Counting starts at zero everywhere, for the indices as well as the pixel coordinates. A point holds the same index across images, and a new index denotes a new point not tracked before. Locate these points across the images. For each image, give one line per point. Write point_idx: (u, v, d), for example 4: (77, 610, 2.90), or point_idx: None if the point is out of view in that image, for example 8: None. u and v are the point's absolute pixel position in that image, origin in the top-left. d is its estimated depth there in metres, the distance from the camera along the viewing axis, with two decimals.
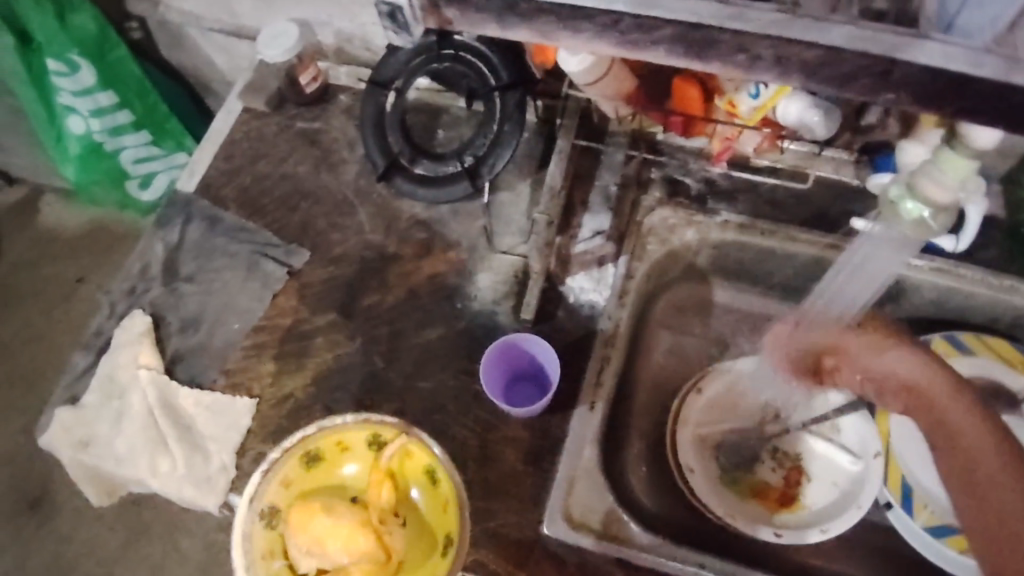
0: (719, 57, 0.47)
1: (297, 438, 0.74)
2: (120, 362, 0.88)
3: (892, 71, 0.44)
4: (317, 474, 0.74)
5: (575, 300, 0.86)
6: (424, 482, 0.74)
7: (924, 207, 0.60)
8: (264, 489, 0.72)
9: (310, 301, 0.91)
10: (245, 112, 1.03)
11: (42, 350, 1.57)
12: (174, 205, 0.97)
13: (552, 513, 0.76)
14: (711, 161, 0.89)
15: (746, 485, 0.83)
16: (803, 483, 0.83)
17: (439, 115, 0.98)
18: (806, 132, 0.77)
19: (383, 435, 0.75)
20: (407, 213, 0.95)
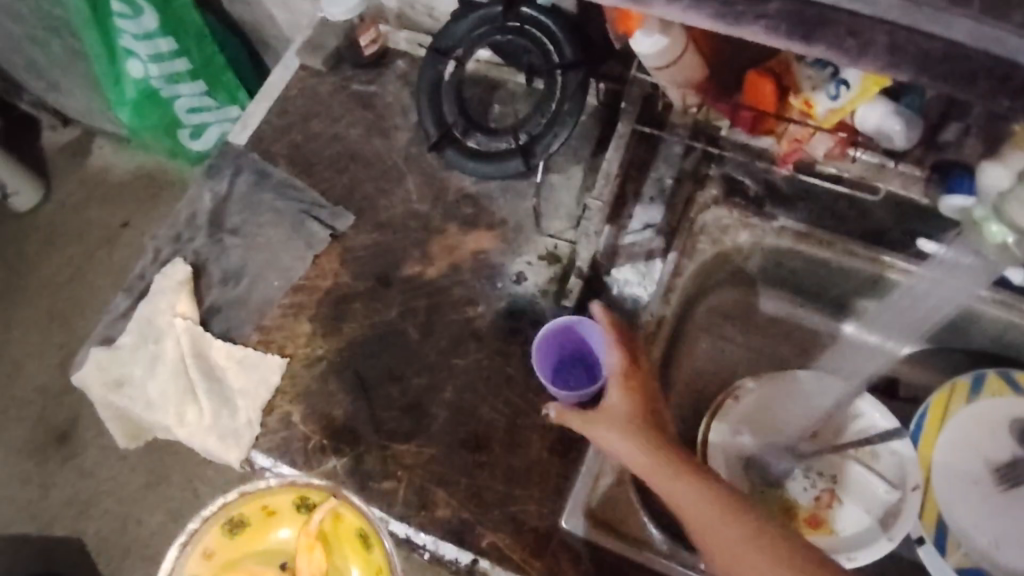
0: (826, 42, 0.40)
1: (217, 506, 0.72)
2: (157, 307, 0.88)
3: (1013, 77, 0.39)
4: (243, 540, 0.73)
5: (618, 293, 0.83)
6: (358, 548, 0.72)
7: (1005, 230, 0.62)
8: (184, 561, 0.71)
9: (352, 266, 0.90)
10: (302, 70, 1.02)
11: (84, 289, 1.59)
12: (225, 156, 0.97)
13: (571, 506, 0.75)
14: (776, 164, 0.83)
15: (775, 501, 0.79)
16: (834, 506, 0.78)
17: (495, 88, 0.96)
18: (884, 141, 0.75)
19: (311, 499, 0.73)
20: (456, 186, 0.93)
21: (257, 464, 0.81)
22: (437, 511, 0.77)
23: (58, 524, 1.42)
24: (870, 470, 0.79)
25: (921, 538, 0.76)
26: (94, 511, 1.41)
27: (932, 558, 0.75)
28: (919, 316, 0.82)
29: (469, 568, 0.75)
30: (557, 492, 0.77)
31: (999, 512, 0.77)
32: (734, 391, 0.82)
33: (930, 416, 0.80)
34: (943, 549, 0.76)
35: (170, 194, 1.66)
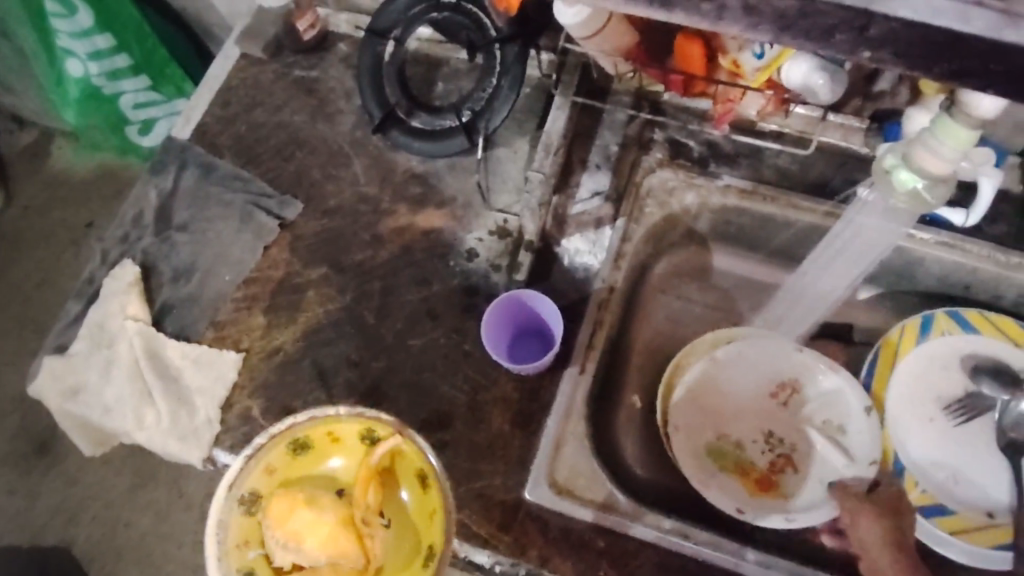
0: (682, 7, 0.45)
1: (285, 425, 0.70)
2: (109, 311, 0.88)
3: (870, 27, 0.42)
4: (304, 462, 0.70)
5: (569, 262, 0.83)
6: (416, 486, 0.70)
7: (919, 178, 0.57)
8: (246, 474, 0.68)
9: (303, 254, 0.89)
10: (242, 59, 1.01)
11: (52, 297, 1.57)
12: (170, 151, 0.96)
13: (535, 474, 0.75)
14: (712, 125, 0.86)
15: (728, 457, 0.79)
16: (788, 472, 0.78)
17: (438, 66, 0.95)
18: (811, 97, 0.72)
19: (377, 433, 0.70)
20: (403, 166, 0.92)
21: (219, 462, 0.81)
22: None
23: (48, 530, 1.41)
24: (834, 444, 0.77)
25: None
26: (81, 517, 1.41)
27: None
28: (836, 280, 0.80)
29: None
30: (520, 466, 0.77)
31: (956, 444, 0.79)
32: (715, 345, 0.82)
33: (881, 357, 0.81)
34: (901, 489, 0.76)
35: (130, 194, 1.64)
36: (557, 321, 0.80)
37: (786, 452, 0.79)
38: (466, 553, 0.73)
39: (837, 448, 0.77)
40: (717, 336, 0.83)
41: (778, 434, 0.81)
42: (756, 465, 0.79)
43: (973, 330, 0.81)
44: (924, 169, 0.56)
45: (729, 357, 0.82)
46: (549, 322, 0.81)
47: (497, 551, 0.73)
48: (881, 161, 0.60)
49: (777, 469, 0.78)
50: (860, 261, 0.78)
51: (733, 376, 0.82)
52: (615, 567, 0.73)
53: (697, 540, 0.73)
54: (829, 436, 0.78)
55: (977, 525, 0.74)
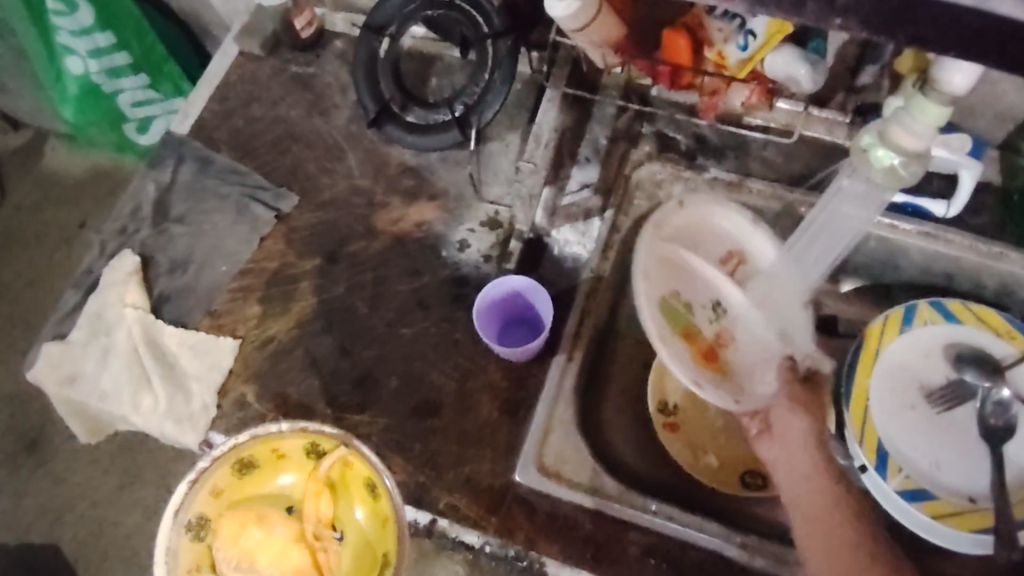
0: None
1: (229, 445, 0.71)
2: (108, 300, 0.89)
3: None
4: (251, 482, 0.72)
5: (559, 252, 0.86)
6: (366, 498, 0.71)
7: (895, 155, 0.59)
8: (192, 499, 0.70)
9: (297, 245, 0.91)
10: (240, 55, 1.03)
11: (45, 295, 1.57)
12: (167, 145, 0.98)
13: (524, 457, 0.77)
14: (698, 115, 0.88)
15: (682, 320, 0.77)
16: (730, 345, 0.80)
17: (432, 63, 0.97)
18: (794, 87, 0.76)
19: (323, 445, 0.72)
20: (397, 160, 0.94)
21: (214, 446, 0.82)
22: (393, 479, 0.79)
23: (34, 530, 1.38)
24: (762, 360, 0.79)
25: (864, 466, 0.77)
26: (66, 518, 1.38)
27: (877, 484, 0.77)
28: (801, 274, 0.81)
29: (428, 529, 0.76)
30: (508, 452, 0.79)
31: (938, 431, 0.80)
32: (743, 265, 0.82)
33: (865, 347, 0.82)
34: (885, 473, 0.77)
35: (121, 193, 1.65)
36: (547, 306, 0.82)
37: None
38: (456, 534, 0.75)
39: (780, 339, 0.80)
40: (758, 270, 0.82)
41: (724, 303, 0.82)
42: (729, 452, 0.83)
43: (956, 321, 0.83)
44: (899, 145, 0.58)
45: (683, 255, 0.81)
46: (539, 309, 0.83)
47: (486, 532, 0.75)
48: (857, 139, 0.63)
49: (744, 458, 0.83)
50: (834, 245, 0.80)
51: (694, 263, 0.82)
52: (601, 549, 0.74)
53: (682, 522, 0.75)
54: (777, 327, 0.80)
55: (962, 509, 0.76)
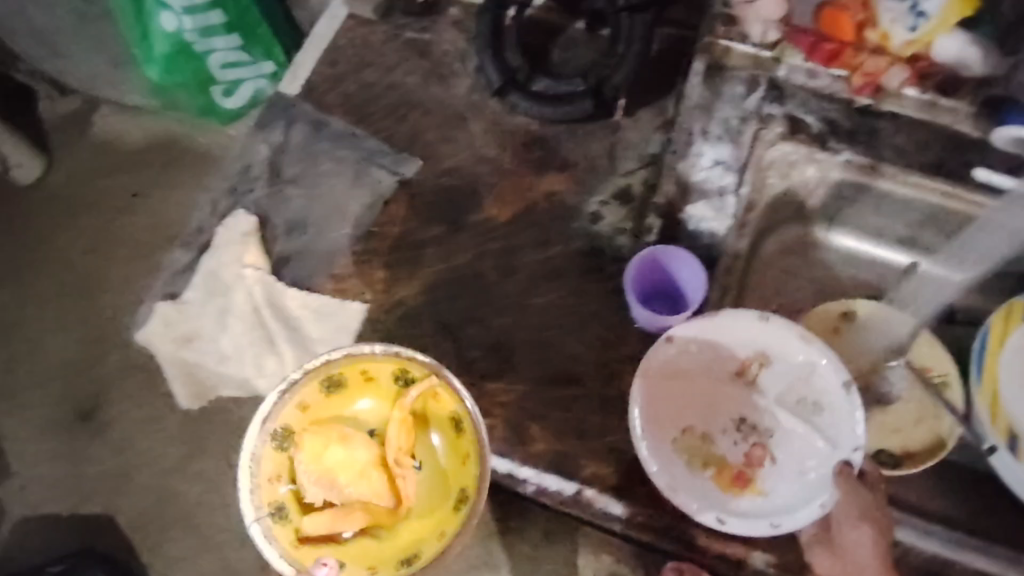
0: None
1: (320, 363, 0.74)
2: (223, 261, 0.88)
3: None
4: (336, 402, 0.76)
5: (694, 228, 0.85)
6: (448, 429, 0.75)
7: None
8: (280, 411, 0.73)
9: (422, 211, 0.90)
10: (350, 19, 1.01)
11: (92, 261, 1.50)
12: (276, 107, 0.96)
13: (644, 456, 0.73)
14: (852, 94, 0.89)
15: (702, 455, 0.76)
16: (765, 464, 0.76)
17: (555, 35, 0.96)
18: (961, 69, 0.87)
19: (412, 373, 0.75)
20: (522, 130, 0.92)
21: None
22: (536, 446, 0.77)
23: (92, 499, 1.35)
24: (776, 464, 0.76)
25: (994, 447, 0.80)
26: (127, 488, 1.34)
27: (1011, 468, 0.79)
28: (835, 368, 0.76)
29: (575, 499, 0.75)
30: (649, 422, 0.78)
31: None
32: (836, 322, 0.88)
33: (991, 338, 0.82)
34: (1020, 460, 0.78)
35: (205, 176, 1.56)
36: (699, 289, 0.83)
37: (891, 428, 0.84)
38: (602, 504, 0.75)
39: (817, 430, 0.76)
40: (849, 309, 0.88)
41: (750, 419, 0.78)
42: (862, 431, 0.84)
43: None
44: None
45: (656, 377, 0.77)
46: (686, 282, 0.84)
47: (634, 501, 0.75)
48: None
49: (874, 437, 0.84)
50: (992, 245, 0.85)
51: (688, 368, 0.78)
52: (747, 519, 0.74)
53: None
54: (804, 415, 0.77)
55: None
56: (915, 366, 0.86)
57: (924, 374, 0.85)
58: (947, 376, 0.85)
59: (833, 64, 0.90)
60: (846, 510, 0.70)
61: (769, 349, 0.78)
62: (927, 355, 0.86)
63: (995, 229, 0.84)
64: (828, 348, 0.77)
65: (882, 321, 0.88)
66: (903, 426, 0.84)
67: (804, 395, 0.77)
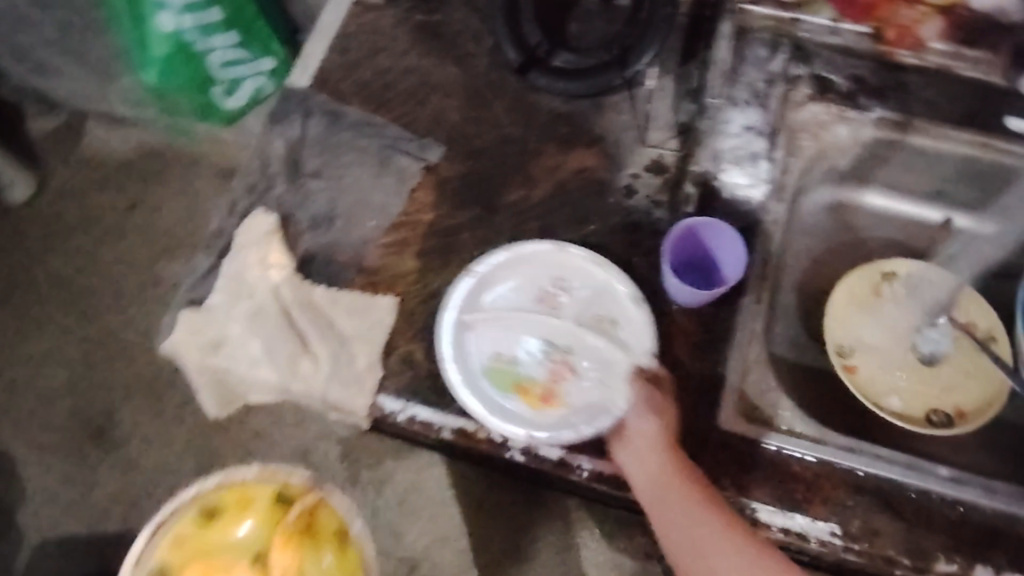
0: None
1: (193, 490, 0.66)
2: (249, 262, 0.86)
3: None
4: (213, 531, 0.64)
5: (731, 195, 0.83)
6: (337, 547, 0.64)
7: None
8: (152, 550, 0.64)
9: (450, 197, 0.87)
10: (356, 6, 0.98)
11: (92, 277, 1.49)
12: (290, 100, 0.94)
13: (467, 402, 0.75)
14: (880, 49, 0.88)
15: (511, 380, 0.77)
16: (568, 379, 0.77)
17: (570, 8, 0.94)
18: (999, 15, 0.85)
19: (291, 492, 0.66)
20: (546, 107, 0.90)
21: (386, 409, 0.80)
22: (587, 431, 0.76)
23: (112, 518, 1.33)
24: (586, 379, 0.77)
25: None
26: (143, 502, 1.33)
27: None
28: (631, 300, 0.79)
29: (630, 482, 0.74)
30: (702, 396, 0.76)
31: None
32: (884, 283, 0.86)
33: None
34: None
35: (218, 177, 1.55)
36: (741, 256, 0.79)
37: (941, 387, 0.82)
38: None
39: (610, 343, 0.78)
40: (889, 269, 0.86)
41: (551, 342, 0.78)
42: (911, 392, 0.82)
43: None
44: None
45: (478, 317, 0.79)
46: (721, 254, 0.81)
47: None
48: None
49: (921, 398, 0.82)
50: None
51: (498, 317, 0.79)
52: (806, 489, 0.73)
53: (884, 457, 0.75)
54: (600, 331, 0.78)
55: None
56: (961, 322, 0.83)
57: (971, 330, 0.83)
58: (994, 330, 0.83)
59: (862, 19, 0.88)
60: (631, 418, 0.72)
61: (565, 273, 0.81)
62: (973, 311, 0.84)
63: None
64: (621, 270, 0.80)
65: (922, 279, 0.86)
66: (953, 384, 0.82)
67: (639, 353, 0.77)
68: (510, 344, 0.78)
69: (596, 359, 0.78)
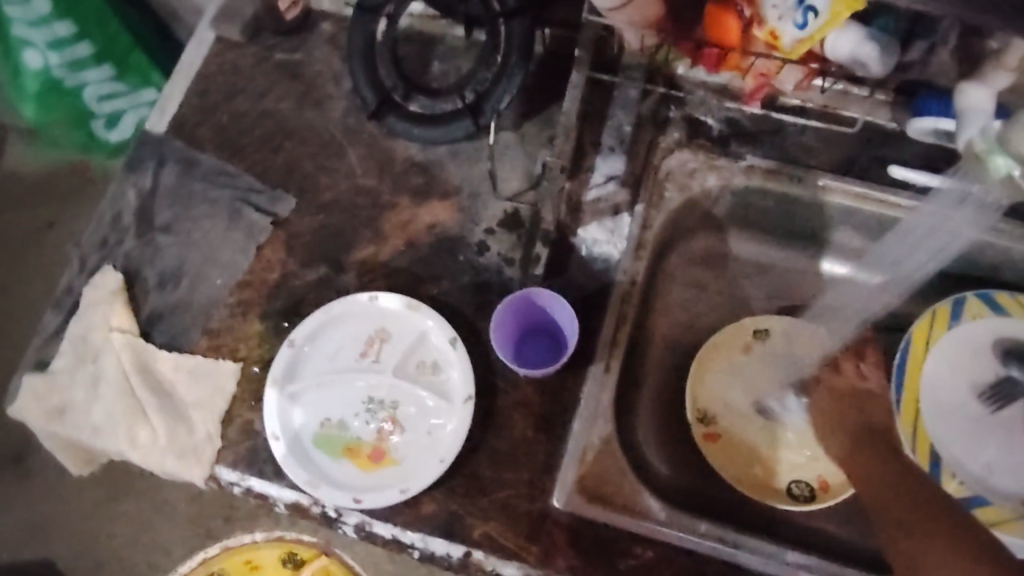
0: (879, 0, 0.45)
1: None
2: (93, 323, 0.82)
3: None
4: None
5: (586, 253, 0.79)
6: None
7: None
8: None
9: (299, 253, 0.83)
10: (217, 43, 0.93)
11: (1, 302, 1.43)
12: (145, 146, 0.88)
13: (281, 459, 0.74)
14: (744, 101, 0.82)
15: (338, 442, 0.75)
16: (395, 436, 0.75)
17: (432, 45, 0.89)
18: (858, 69, 0.72)
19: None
20: (402, 155, 0.86)
21: (222, 480, 0.76)
22: (422, 508, 0.72)
23: (27, 548, 1.30)
24: (413, 431, 0.75)
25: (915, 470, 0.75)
26: (56, 535, 1.30)
27: None
28: (445, 335, 0.77)
29: (462, 562, 0.71)
30: (542, 473, 0.73)
31: (984, 434, 0.77)
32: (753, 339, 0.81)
33: (914, 343, 0.78)
34: (939, 479, 0.74)
35: None
36: (572, 323, 0.75)
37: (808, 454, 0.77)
38: (492, 567, 0.70)
39: (435, 393, 0.76)
40: (756, 323, 0.81)
41: (377, 396, 0.77)
42: (775, 459, 0.78)
43: (1003, 314, 0.78)
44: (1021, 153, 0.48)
45: (301, 386, 0.77)
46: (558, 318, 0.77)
47: (526, 562, 0.70)
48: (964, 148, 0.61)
49: (788, 467, 0.77)
50: (924, 244, 0.77)
51: (320, 378, 0.77)
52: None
53: (733, 543, 0.70)
54: (424, 380, 0.77)
55: (1010, 515, 0.73)
56: (836, 382, 0.78)
57: (846, 391, 0.77)
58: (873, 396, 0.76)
59: (719, 70, 0.79)
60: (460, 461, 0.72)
61: (389, 326, 0.78)
62: (849, 371, 0.78)
63: (920, 231, 0.76)
64: (436, 313, 0.78)
65: (793, 334, 0.81)
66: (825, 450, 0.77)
67: (460, 395, 0.75)
68: (339, 408, 0.77)
69: (422, 414, 0.76)
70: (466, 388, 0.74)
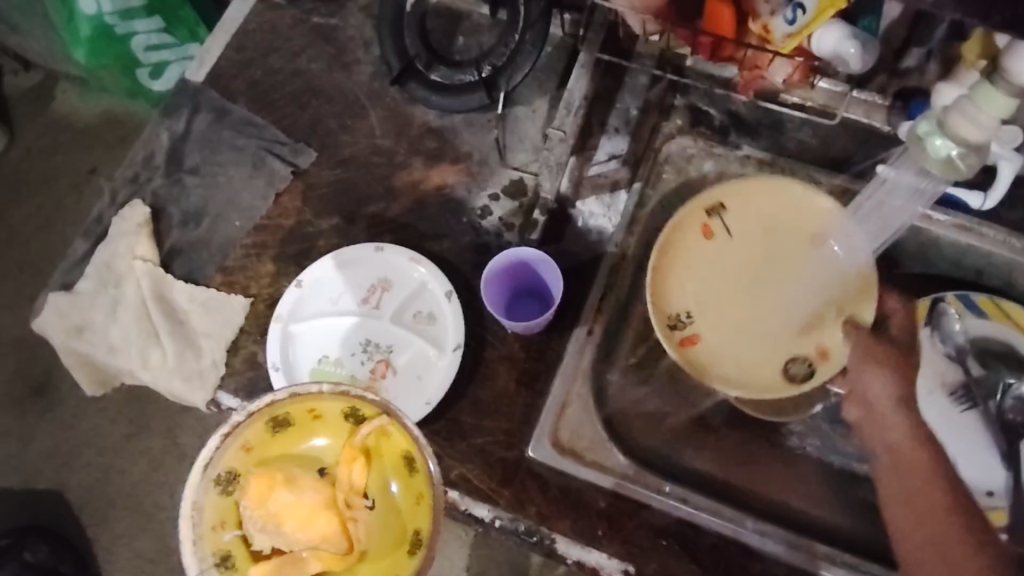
0: None
1: None
2: (117, 251, 0.87)
3: None
4: None
5: (583, 224, 0.84)
6: None
7: (953, 145, 0.57)
8: (222, 453, 0.59)
9: (314, 204, 0.89)
10: (260, 3, 0.98)
11: (38, 240, 1.50)
12: (182, 94, 0.94)
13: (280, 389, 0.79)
14: (735, 90, 0.84)
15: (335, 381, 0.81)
16: (387, 377, 0.80)
17: (459, 20, 0.93)
18: (841, 65, 0.76)
19: (362, 411, 0.61)
20: (419, 120, 0.91)
21: (223, 405, 0.81)
22: None
23: (40, 475, 1.36)
24: (405, 374, 0.80)
25: None
26: (71, 465, 1.36)
27: None
28: (441, 288, 0.82)
29: None
30: (521, 425, 0.77)
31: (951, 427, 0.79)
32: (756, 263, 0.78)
33: None
34: None
35: None
36: (558, 283, 0.80)
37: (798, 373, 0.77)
38: (466, 507, 0.74)
39: (427, 339, 0.81)
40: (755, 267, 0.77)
41: (374, 341, 0.82)
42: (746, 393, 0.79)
43: (983, 316, 0.80)
44: (959, 136, 0.56)
45: (304, 326, 0.82)
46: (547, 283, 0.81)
47: (497, 506, 0.75)
48: (915, 128, 0.61)
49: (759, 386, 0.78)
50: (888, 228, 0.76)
51: (322, 320, 0.82)
52: (611, 527, 0.73)
53: (696, 506, 0.74)
54: (419, 329, 0.82)
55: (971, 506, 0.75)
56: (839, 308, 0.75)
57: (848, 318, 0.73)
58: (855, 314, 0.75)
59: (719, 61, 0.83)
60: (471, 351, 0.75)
61: (390, 277, 0.83)
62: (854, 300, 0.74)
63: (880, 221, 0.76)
64: (432, 265, 0.83)
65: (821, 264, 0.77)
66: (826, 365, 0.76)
67: (452, 343, 0.80)
68: (336, 346, 0.82)
69: (415, 360, 0.80)
70: (457, 339, 0.79)
